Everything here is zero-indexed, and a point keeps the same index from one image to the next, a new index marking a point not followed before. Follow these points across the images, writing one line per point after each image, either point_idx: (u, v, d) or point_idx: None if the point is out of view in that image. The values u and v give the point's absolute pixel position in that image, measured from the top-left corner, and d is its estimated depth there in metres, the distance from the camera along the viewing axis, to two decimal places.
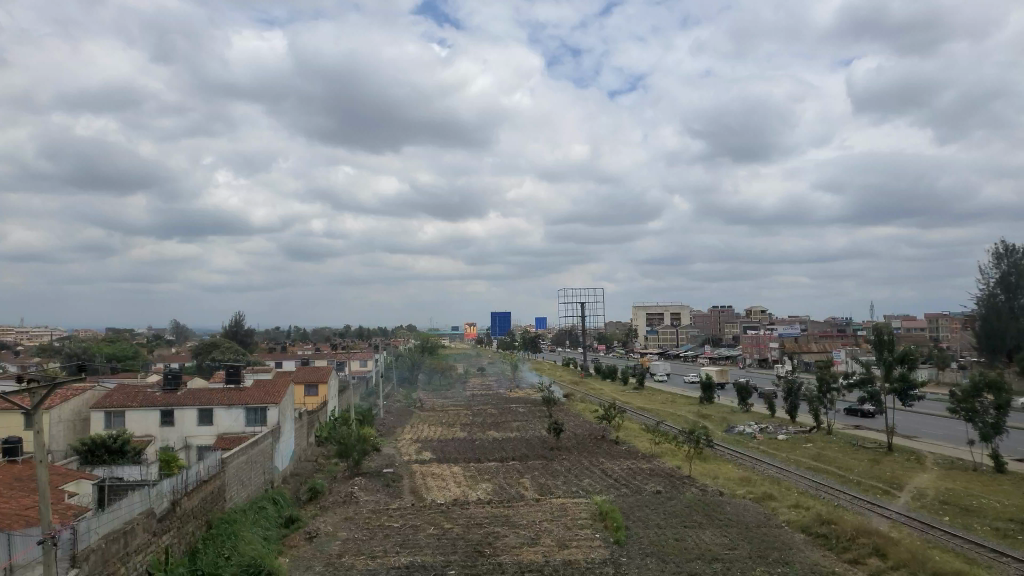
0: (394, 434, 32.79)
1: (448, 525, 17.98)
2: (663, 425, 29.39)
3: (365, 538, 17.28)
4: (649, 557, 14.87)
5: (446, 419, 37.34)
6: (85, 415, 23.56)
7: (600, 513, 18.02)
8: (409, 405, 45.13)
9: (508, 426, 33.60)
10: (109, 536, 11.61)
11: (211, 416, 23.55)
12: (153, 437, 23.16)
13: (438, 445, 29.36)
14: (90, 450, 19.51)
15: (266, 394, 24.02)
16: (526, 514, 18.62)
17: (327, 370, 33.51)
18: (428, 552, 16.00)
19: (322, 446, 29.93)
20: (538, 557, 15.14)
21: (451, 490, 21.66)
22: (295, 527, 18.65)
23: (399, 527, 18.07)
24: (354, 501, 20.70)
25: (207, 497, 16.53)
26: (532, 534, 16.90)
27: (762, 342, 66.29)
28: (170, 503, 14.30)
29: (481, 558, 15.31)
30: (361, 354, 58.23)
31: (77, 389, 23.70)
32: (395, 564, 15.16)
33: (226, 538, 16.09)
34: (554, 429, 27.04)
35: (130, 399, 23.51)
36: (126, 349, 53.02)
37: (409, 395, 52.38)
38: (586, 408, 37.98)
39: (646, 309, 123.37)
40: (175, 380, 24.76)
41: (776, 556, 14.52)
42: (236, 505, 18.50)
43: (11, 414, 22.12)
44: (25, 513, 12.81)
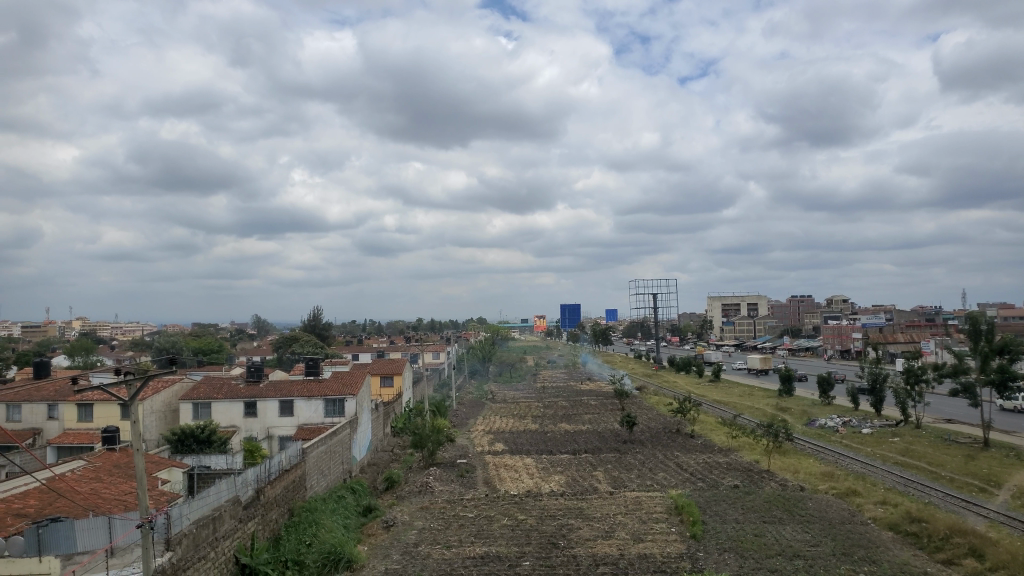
0: (468, 426, 33.08)
1: (522, 517, 18.02)
2: (740, 418, 28.74)
3: (440, 528, 17.52)
4: (727, 552, 14.59)
5: (519, 411, 37.57)
6: (175, 406, 24.63)
7: (676, 508, 17.75)
8: (481, 397, 45.44)
9: (581, 419, 33.45)
10: (200, 522, 12.12)
11: (292, 407, 24.26)
12: (237, 427, 24.02)
13: (510, 437, 29.46)
14: (180, 440, 20.42)
15: (344, 386, 24.59)
16: (599, 507, 18.53)
17: (402, 361, 34.02)
18: (503, 542, 16.10)
19: (398, 438, 30.46)
20: (612, 551, 15.03)
21: (524, 481, 21.73)
22: (373, 515, 19.07)
23: (474, 517, 18.24)
24: (429, 490, 21.01)
25: (289, 485, 17.06)
26: (607, 527, 16.80)
27: (845, 333, 64.07)
28: (255, 491, 14.83)
29: (556, 550, 15.31)
30: (434, 347, 59.13)
31: (168, 381, 24.80)
32: (470, 554, 15.31)
33: (308, 526, 16.58)
34: (627, 422, 26.79)
35: (216, 391, 24.45)
36: (212, 343, 55.24)
37: (482, 387, 52.75)
38: (660, 401, 37.52)
39: (721, 300, 120.70)
40: (258, 372, 25.57)
41: (863, 554, 14.02)
42: (317, 494, 19.06)
43: (108, 406, 23.31)
44: (125, 499, 13.51)
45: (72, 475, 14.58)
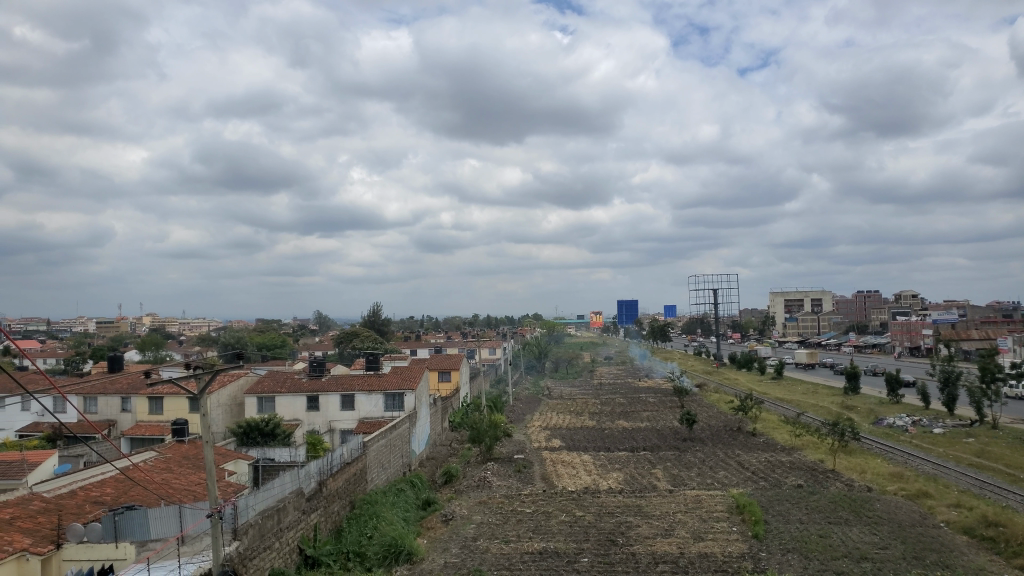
0: (525, 421, 33.14)
1: (580, 513, 17.98)
2: (804, 416, 28.09)
3: (499, 523, 17.60)
4: (791, 553, 14.28)
5: (575, 407, 37.52)
6: (240, 400, 25.38)
7: (737, 507, 17.45)
8: (537, 393, 45.44)
9: (639, 416, 33.15)
10: (265, 513, 12.44)
11: (353, 402, 24.70)
12: (300, 420, 24.61)
13: (567, 433, 29.38)
14: (245, 432, 21.02)
15: (403, 380, 24.91)
16: (658, 505, 18.32)
17: (459, 356, 34.29)
18: (561, 538, 16.08)
19: (456, 432, 30.74)
20: (672, 549, 14.84)
21: (582, 478, 21.67)
22: (432, 509, 19.29)
23: (532, 513, 18.28)
24: (487, 485, 21.13)
25: (351, 478, 17.39)
26: (666, 525, 16.60)
27: (915, 330, 61.90)
28: (317, 483, 15.14)
29: (614, 547, 15.22)
30: (490, 342, 59.40)
31: (234, 375, 25.56)
32: (529, 549, 15.35)
33: (368, 518, 16.86)
34: (686, 420, 26.44)
35: (280, 385, 25.09)
36: (275, 338, 56.71)
37: (539, 383, 52.78)
38: (720, 399, 36.91)
39: (784, 296, 118.00)
40: (321, 366, 26.12)
41: (935, 558, 13.56)
42: (377, 487, 19.36)
43: (178, 399, 24.14)
44: (194, 489, 13.95)
45: (145, 466, 15.11)
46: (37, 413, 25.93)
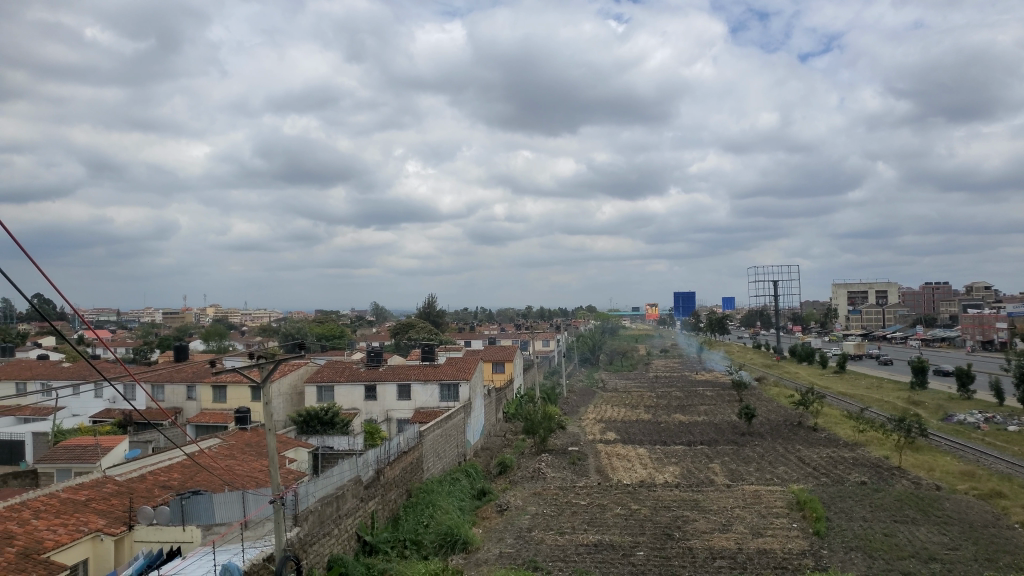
0: (580, 414, 33.02)
1: (635, 507, 17.84)
2: (869, 412, 27.29)
3: (553, 514, 17.60)
4: (854, 551, 13.91)
5: (630, 400, 37.21)
6: (300, 389, 26.02)
7: (798, 503, 17.07)
8: (592, 386, 45.22)
9: (696, 409, 32.71)
10: (325, 499, 12.69)
11: (409, 391, 25.00)
12: (358, 409, 25.05)
13: (623, 426, 29.16)
14: (305, 421, 21.50)
15: (458, 371, 25.09)
16: (715, 500, 18.07)
17: (513, 347, 34.36)
18: (616, 531, 16.00)
19: (510, 423, 30.86)
20: (730, 544, 14.62)
21: (637, 472, 21.50)
22: (487, 499, 19.43)
23: (586, 505, 18.23)
24: (542, 476, 21.16)
25: (408, 467, 17.63)
26: (724, 520, 16.36)
27: (987, 323, 59.45)
28: (375, 471, 15.39)
29: (670, 541, 15.06)
30: (544, 334, 59.31)
31: (295, 364, 26.16)
32: (584, 541, 15.32)
33: (425, 506, 17.07)
34: (745, 414, 26.00)
35: (339, 375, 25.61)
36: (334, 329, 57.74)
37: (593, 375, 52.53)
38: (780, 392, 36.14)
39: (847, 288, 114.82)
40: (378, 357, 26.52)
41: (1008, 560, 13.03)
42: (433, 476, 19.57)
43: (240, 388, 24.81)
44: (256, 475, 14.33)
45: (210, 452, 15.57)
46: (108, 400, 27.00)
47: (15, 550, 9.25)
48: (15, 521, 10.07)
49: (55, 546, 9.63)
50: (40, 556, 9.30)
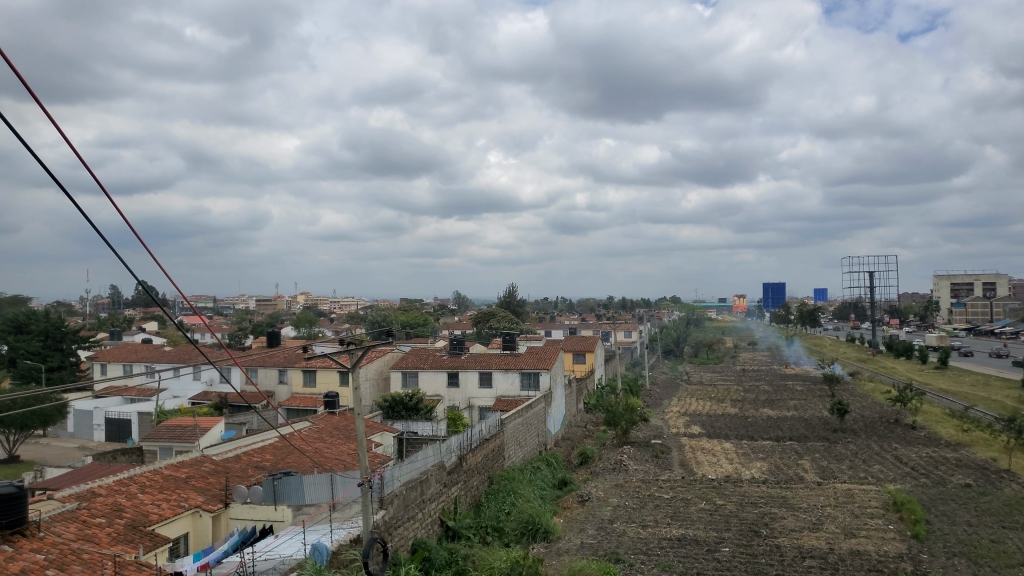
0: (663, 406, 32.51)
1: (721, 502, 17.43)
2: (974, 411, 25.80)
3: (636, 506, 17.40)
4: (956, 557, 13.18)
5: (715, 393, 36.41)
6: (386, 374, 26.69)
7: (894, 504, 16.28)
8: (676, 378, 44.57)
9: (785, 404, 31.68)
10: (409, 484, 12.91)
11: (491, 379, 25.17)
12: (441, 396, 25.45)
13: (707, 420, 28.55)
14: (390, 406, 21.99)
15: (539, 360, 25.06)
16: (805, 498, 17.48)
17: (594, 338, 34.13)
18: (701, 526, 15.68)
19: (591, 414, 30.75)
20: (820, 544, 14.10)
21: (723, 466, 21.00)
22: (568, 489, 19.40)
23: (669, 499, 17.94)
24: (624, 468, 20.95)
25: (490, 454, 17.78)
26: (815, 519, 15.78)
27: None
28: (458, 458, 15.56)
29: (757, 538, 14.65)
30: (626, 325, 58.65)
31: (380, 350, 26.78)
32: (668, 535, 15.07)
33: (507, 494, 17.19)
34: (837, 410, 25.01)
35: (423, 362, 26.13)
36: (418, 317, 58.80)
37: (676, 367, 51.66)
38: (877, 388, 34.61)
39: (950, 280, 109.46)
40: (460, 345, 26.82)
41: None
42: (514, 464, 19.68)
43: (328, 373, 25.58)
44: (344, 458, 14.72)
45: (301, 434, 16.08)
46: (206, 382, 28.27)
47: (124, 522, 9.80)
48: (124, 495, 10.66)
49: (158, 519, 10.14)
50: (146, 528, 9.82)
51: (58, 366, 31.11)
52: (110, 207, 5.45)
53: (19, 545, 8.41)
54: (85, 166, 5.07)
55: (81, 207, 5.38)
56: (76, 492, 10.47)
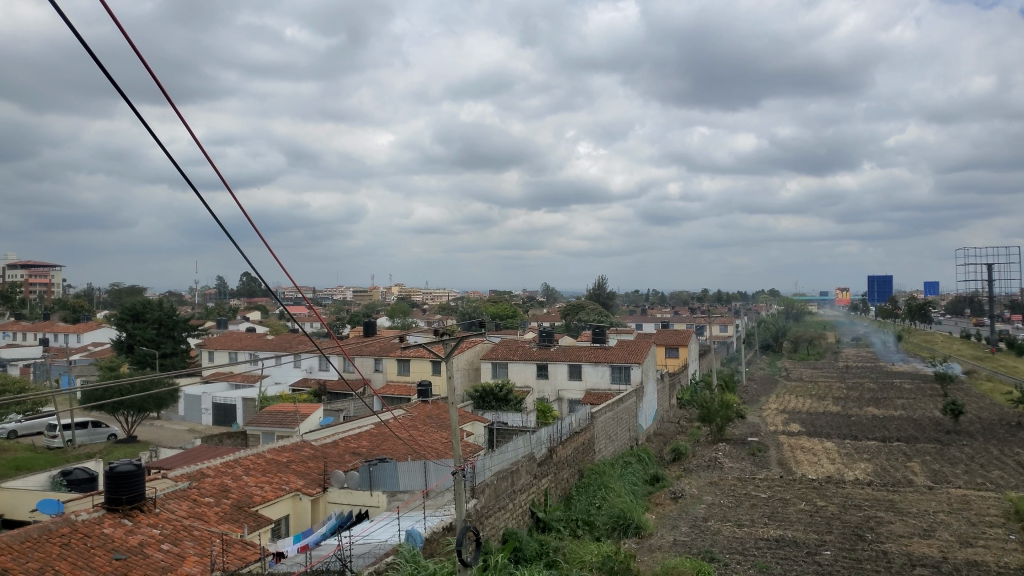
0: (760, 403, 31.49)
1: (822, 504, 16.70)
2: None
3: (731, 505, 16.90)
4: None
5: (817, 390, 34.97)
6: (477, 365, 27.02)
7: (1017, 513, 15.14)
8: (774, 374, 43.14)
9: (893, 403, 30.13)
10: (500, 474, 12.94)
11: (580, 372, 25.00)
12: (531, 387, 25.51)
13: (808, 418, 27.45)
14: (481, 396, 22.21)
15: (629, 353, 24.61)
16: (915, 502, 16.51)
17: (687, 332, 33.33)
18: (800, 527, 15.08)
19: (684, 409, 30.12)
20: (932, 552, 13.28)
21: (824, 467, 20.12)
22: (660, 485, 19.04)
23: (767, 498, 17.33)
24: (718, 466, 20.40)
25: (580, 447, 17.62)
26: (926, 525, 14.88)
27: None
28: (548, 450, 15.50)
29: (862, 543, 13.94)
30: (721, 319, 57.10)
31: (472, 341, 27.11)
32: (765, 536, 14.56)
33: (598, 488, 17.03)
34: (952, 411, 23.50)
35: (512, 353, 26.32)
36: (509, 308, 59.14)
37: (775, 363, 50.02)
38: (996, 388, 32.37)
39: None
40: (549, 337, 26.78)
41: None
42: (605, 458, 19.46)
43: (421, 362, 26.09)
44: (436, 447, 14.89)
45: (396, 422, 16.39)
46: (305, 370, 29.29)
47: (230, 502, 10.21)
48: (230, 476, 11.13)
49: (262, 501, 10.52)
50: (250, 509, 10.20)
51: (170, 352, 32.92)
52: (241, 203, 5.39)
53: (137, 520, 8.92)
54: (214, 165, 5.13)
55: (209, 206, 5.45)
56: (187, 472, 10.99)
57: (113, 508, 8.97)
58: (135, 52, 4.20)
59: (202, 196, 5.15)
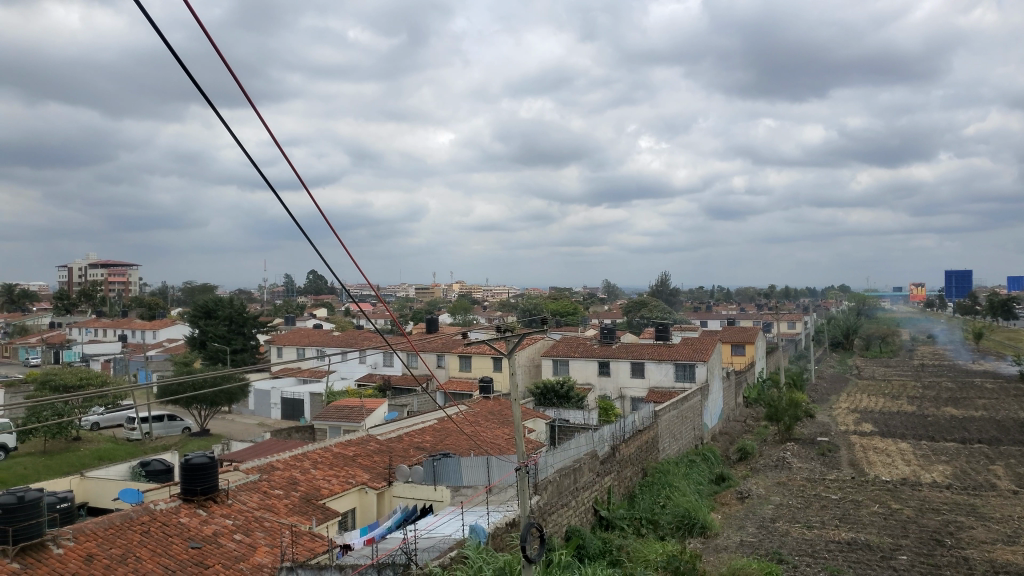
0: (831, 402, 30.61)
1: (897, 506, 16.10)
2: None
3: (800, 506, 16.45)
4: None
5: (891, 390, 33.76)
6: (537, 362, 27.06)
7: None
8: (845, 372, 41.85)
9: (972, 404, 28.83)
10: (562, 471, 12.87)
11: (643, 369, 24.72)
12: (592, 385, 25.40)
13: (881, 418, 26.52)
14: (542, 393, 22.26)
15: (693, 351, 24.17)
16: (998, 507, 15.75)
17: (754, 329, 32.58)
18: (874, 531, 14.57)
19: (751, 408, 29.49)
20: (1017, 559, 12.65)
21: (899, 468, 19.40)
22: (726, 485, 18.67)
23: (838, 500, 16.79)
24: (787, 466, 19.89)
25: (643, 445, 17.41)
26: (1010, 531, 14.19)
27: None
28: (611, 447, 15.38)
29: (940, 548, 13.39)
30: (789, 316, 55.69)
31: (532, 338, 27.16)
32: (837, 538, 14.12)
33: (662, 487, 16.80)
34: None
35: (573, 350, 26.27)
36: (570, 306, 58.93)
37: (846, 361, 48.59)
38: None
39: None
40: (611, 334, 26.57)
41: None
42: (669, 457, 19.19)
43: (482, 358, 26.27)
44: (499, 443, 14.94)
45: (459, 418, 16.51)
46: (370, 366, 29.81)
47: (299, 495, 10.45)
48: (298, 469, 11.38)
49: (329, 494, 10.71)
50: (318, 502, 10.40)
51: (241, 348, 33.88)
52: (312, 207, 5.30)
53: (211, 510, 9.20)
54: (300, 181, 4.95)
55: (294, 218, 5.41)
56: (258, 465, 11.29)
57: (189, 499, 9.28)
58: (226, 65, 3.97)
59: (279, 201, 5.07)
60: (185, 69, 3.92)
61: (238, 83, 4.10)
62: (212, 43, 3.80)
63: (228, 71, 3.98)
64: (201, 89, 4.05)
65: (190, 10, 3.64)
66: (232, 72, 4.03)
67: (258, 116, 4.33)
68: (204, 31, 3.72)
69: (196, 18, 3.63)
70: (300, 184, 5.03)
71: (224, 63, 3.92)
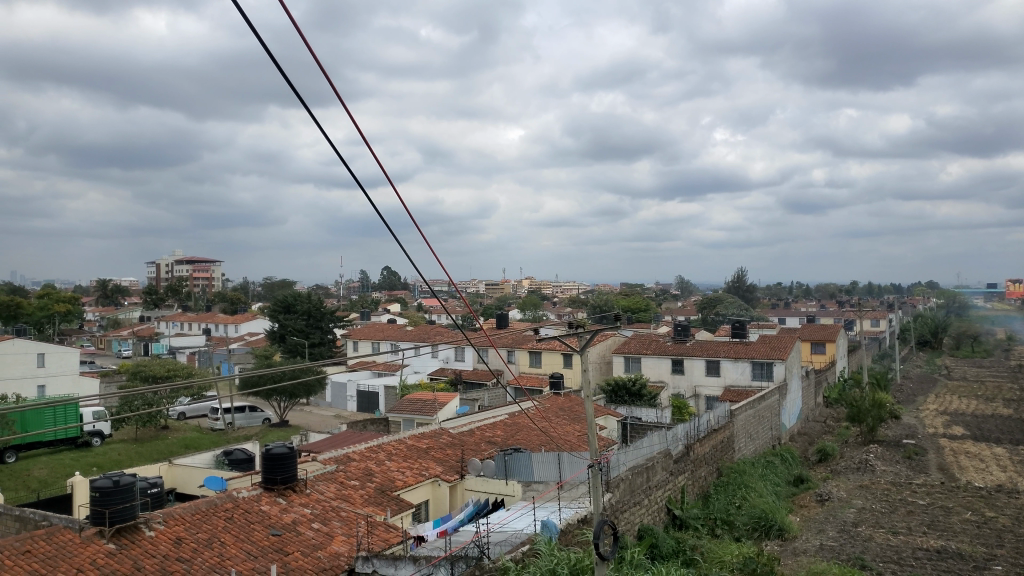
0: (917, 404, 29.29)
1: (991, 515, 15.26)
2: None
3: (884, 511, 15.78)
4: None
5: (985, 391, 32.05)
6: (608, 358, 26.86)
7: None
8: (934, 372, 39.97)
9: None
10: (635, 470, 12.66)
11: (718, 368, 24.19)
12: (665, 382, 25.04)
13: (973, 421, 25.22)
14: (613, 390, 22.07)
15: (771, 350, 23.48)
16: None
17: (836, 327, 31.40)
18: (965, 539, 13.87)
19: (831, 408, 28.49)
20: None
21: (993, 474, 18.42)
22: (805, 487, 18.10)
23: (926, 506, 16.03)
24: (870, 469, 19.12)
25: (718, 445, 17.01)
26: None
27: None
28: (685, 446, 15.07)
29: None
30: (872, 314, 53.52)
31: (604, 334, 26.97)
32: (925, 546, 13.48)
33: (737, 487, 16.40)
34: None
35: (645, 347, 25.92)
36: (642, 302, 58.21)
37: (934, 361, 46.42)
38: None
39: None
40: (685, 331, 26.12)
41: None
42: (746, 457, 18.76)
43: (553, 355, 26.21)
44: (571, 439, 14.85)
45: (531, 414, 16.51)
46: (442, 360, 30.14)
47: (374, 485, 10.64)
48: (373, 461, 11.58)
49: (403, 486, 10.86)
50: (393, 493, 10.56)
51: (319, 343, 34.81)
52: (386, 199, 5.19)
53: (290, 499, 9.45)
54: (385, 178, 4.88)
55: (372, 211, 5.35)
56: (335, 456, 11.54)
57: (269, 487, 9.55)
58: (318, 63, 3.87)
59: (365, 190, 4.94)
60: (279, 68, 3.87)
61: (329, 80, 4.00)
62: (305, 42, 3.74)
63: (319, 69, 3.88)
64: (293, 88, 3.98)
65: (282, 8, 3.53)
66: (323, 71, 3.94)
67: (348, 114, 4.23)
68: (296, 31, 3.62)
69: (289, 20, 3.55)
70: (386, 179, 4.97)
71: (316, 64, 3.85)
